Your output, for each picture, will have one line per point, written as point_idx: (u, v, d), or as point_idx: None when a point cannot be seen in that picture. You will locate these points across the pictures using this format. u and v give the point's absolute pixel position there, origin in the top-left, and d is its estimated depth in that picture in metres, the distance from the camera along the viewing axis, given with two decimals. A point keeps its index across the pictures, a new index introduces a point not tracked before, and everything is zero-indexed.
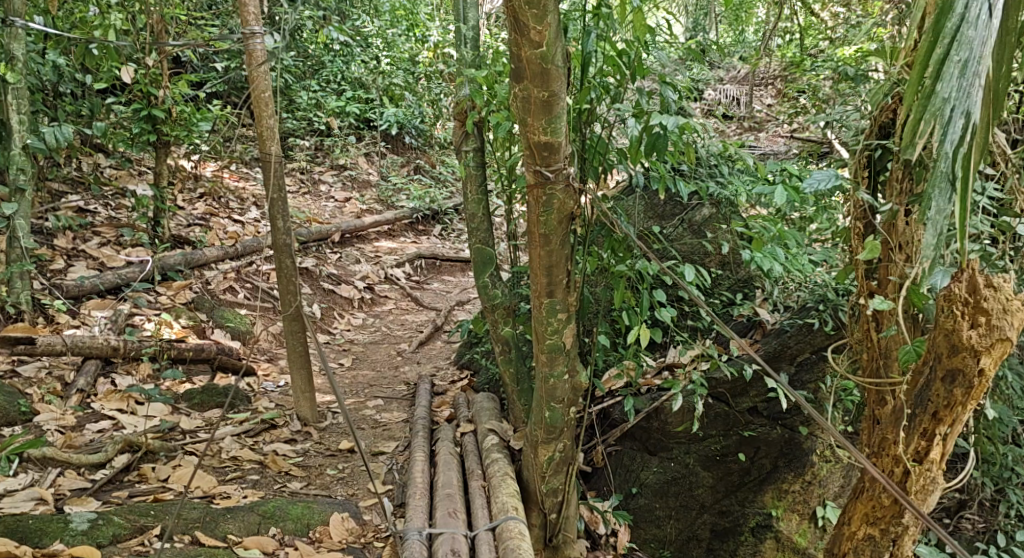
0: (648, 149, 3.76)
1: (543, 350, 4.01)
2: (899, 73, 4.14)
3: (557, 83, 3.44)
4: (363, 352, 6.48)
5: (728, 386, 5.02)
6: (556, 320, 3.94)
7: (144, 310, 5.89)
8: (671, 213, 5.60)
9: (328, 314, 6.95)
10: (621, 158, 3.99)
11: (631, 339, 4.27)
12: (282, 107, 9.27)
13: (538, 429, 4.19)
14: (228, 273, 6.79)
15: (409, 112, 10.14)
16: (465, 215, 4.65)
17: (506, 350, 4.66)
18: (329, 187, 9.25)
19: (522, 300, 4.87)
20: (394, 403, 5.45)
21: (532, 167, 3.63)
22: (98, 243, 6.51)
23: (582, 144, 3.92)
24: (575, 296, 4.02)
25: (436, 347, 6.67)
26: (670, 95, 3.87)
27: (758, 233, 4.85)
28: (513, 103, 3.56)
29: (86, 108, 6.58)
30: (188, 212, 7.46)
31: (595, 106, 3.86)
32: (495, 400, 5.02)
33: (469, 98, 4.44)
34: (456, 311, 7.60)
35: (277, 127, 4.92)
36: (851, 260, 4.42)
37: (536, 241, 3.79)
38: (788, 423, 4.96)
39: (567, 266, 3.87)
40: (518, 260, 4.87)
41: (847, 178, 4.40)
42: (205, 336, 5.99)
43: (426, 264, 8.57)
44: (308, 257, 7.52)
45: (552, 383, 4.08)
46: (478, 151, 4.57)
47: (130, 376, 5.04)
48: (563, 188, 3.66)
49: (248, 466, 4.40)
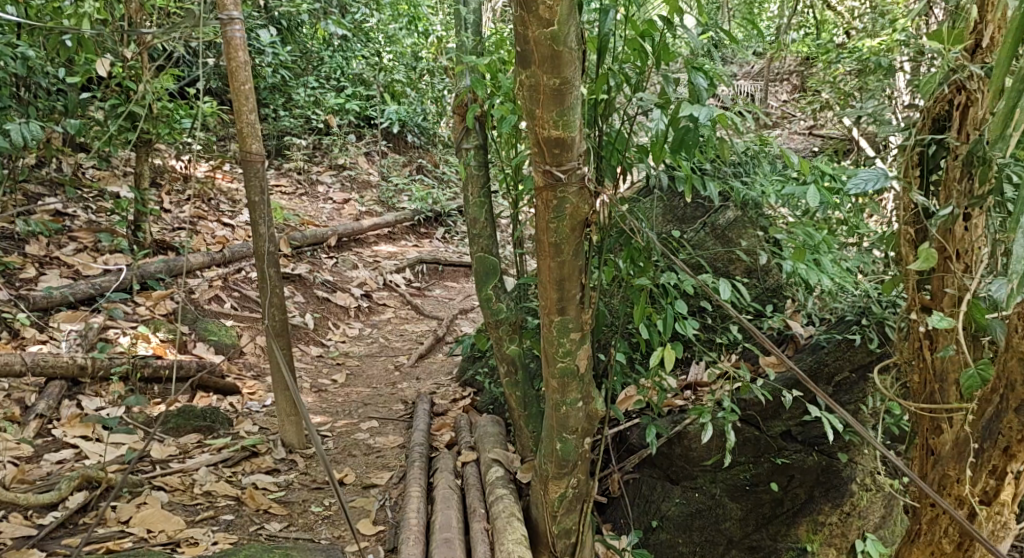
0: (678, 146, 3.24)
1: (553, 375, 3.53)
2: (957, 59, 3.66)
3: (570, 68, 2.96)
4: (358, 367, 6.01)
5: (758, 408, 4.62)
6: (569, 340, 3.45)
7: (119, 323, 5.40)
8: (692, 216, 5.13)
9: (323, 324, 6.49)
10: (643, 156, 3.46)
11: (652, 361, 3.79)
12: (279, 104, 8.75)
13: (548, 463, 3.71)
14: (215, 281, 6.30)
15: (411, 109, 9.70)
16: (465, 220, 4.17)
17: (512, 371, 4.17)
18: (327, 188, 8.80)
19: (529, 314, 4.39)
20: (389, 426, 4.97)
21: (541, 166, 3.16)
22: (74, 250, 6.05)
23: (598, 140, 3.42)
24: (591, 313, 3.54)
25: (437, 360, 6.19)
26: (702, 83, 3.25)
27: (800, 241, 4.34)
28: (519, 92, 3.08)
29: (62, 103, 6.12)
30: (175, 215, 7.00)
31: (613, 96, 3.38)
32: (500, 424, 4.55)
33: (470, 90, 3.98)
34: (460, 320, 7.15)
35: (259, 123, 4.44)
36: (901, 270, 3.97)
37: (545, 250, 3.31)
38: (825, 449, 4.52)
39: (581, 279, 3.39)
40: (526, 269, 4.39)
41: (896, 177, 3.91)
42: (186, 350, 5.49)
43: (428, 269, 8.12)
44: (301, 263, 7.05)
45: (564, 411, 3.60)
46: (481, 149, 4.09)
47: (99, 398, 4.57)
48: (577, 190, 3.18)
49: (222, 503, 3.95)
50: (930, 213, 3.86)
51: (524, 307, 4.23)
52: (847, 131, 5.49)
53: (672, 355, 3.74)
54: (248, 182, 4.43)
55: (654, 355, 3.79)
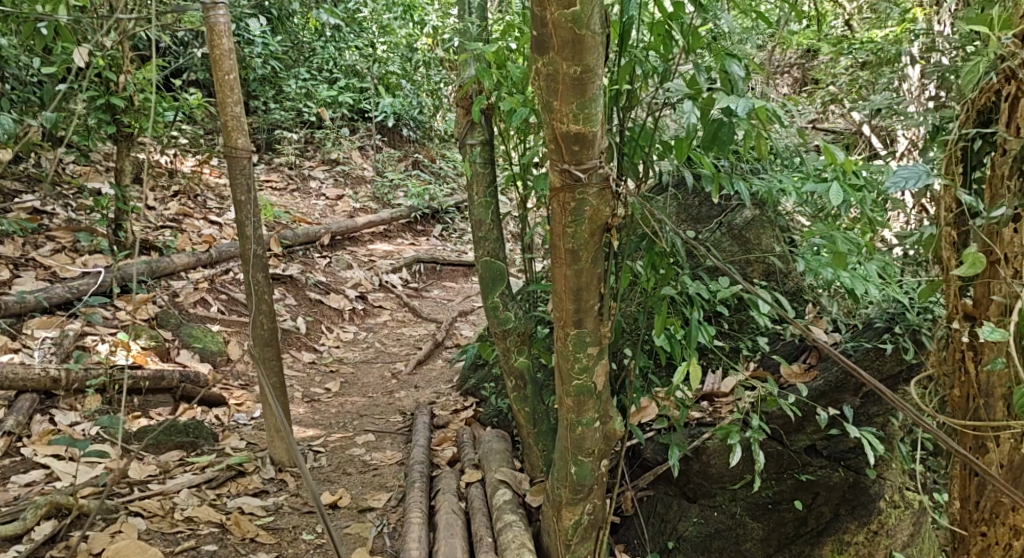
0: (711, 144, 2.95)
1: (568, 393, 3.22)
2: (1010, 46, 3.33)
3: (593, 53, 2.65)
4: (353, 374, 5.68)
5: (781, 421, 4.25)
6: (585, 355, 3.14)
7: (98, 329, 5.09)
8: (708, 216, 4.75)
9: (315, 328, 6.17)
10: (669, 151, 3.16)
11: (676, 378, 3.51)
12: (269, 97, 8.44)
13: (562, 488, 3.40)
14: (200, 284, 5.99)
15: (407, 102, 9.39)
16: (470, 222, 3.85)
17: (519, 385, 3.87)
18: (320, 183, 8.48)
19: (539, 323, 4.07)
20: (386, 440, 4.67)
21: (558, 165, 2.85)
22: (51, 250, 5.73)
23: (620, 136, 3.12)
24: (611, 325, 3.23)
25: (436, 368, 5.86)
26: (738, 71, 2.95)
27: (839, 244, 3.99)
28: (535, 82, 2.77)
29: (37, 95, 5.80)
30: (159, 212, 6.69)
31: (638, 87, 3.07)
32: (506, 439, 4.24)
33: (475, 80, 3.67)
34: (459, 323, 6.82)
35: (244, 116, 4.11)
36: (941, 275, 3.66)
37: (561, 256, 3.00)
38: (852, 464, 4.19)
39: (601, 289, 3.08)
40: (534, 274, 4.08)
41: (937, 174, 3.58)
42: (170, 358, 5.18)
43: (426, 269, 7.79)
44: (291, 263, 6.73)
45: (579, 433, 3.29)
46: (487, 144, 3.77)
47: (74, 412, 4.26)
48: (598, 192, 2.87)
49: (205, 531, 3.65)
50: (976, 214, 3.54)
51: (534, 316, 3.93)
52: (859, 125, 5.22)
53: (700, 372, 3.45)
54: (234, 178, 4.10)
55: (680, 371, 3.50)
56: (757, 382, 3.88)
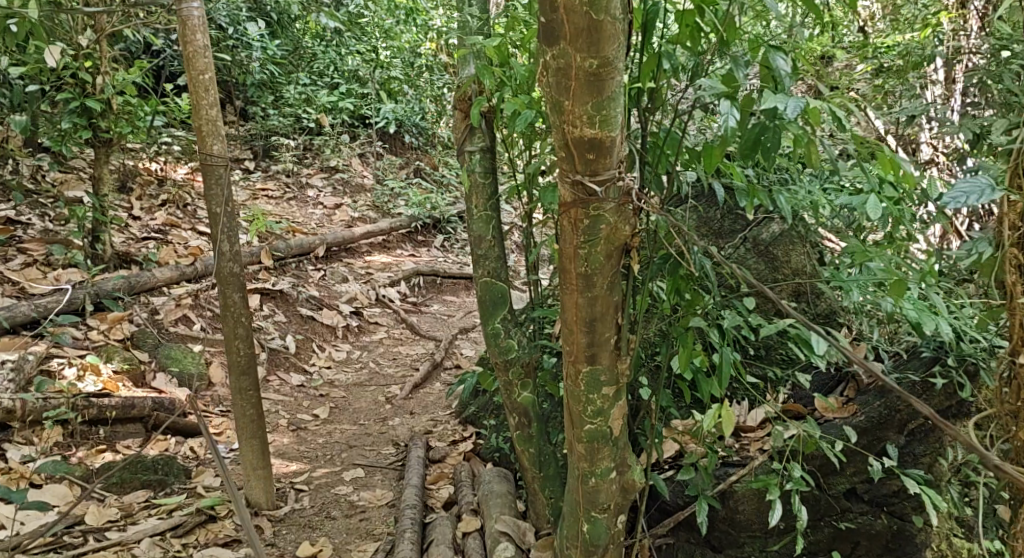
0: (752, 153, 2.49)
1: (579, 439, 2.78)
2: None
3: (614, 44, 2.24)
4: (344, 399, 5.25)
5: (817, 462, 3.79)
6: (599, 396, 2.71)
7: (66, 350, 4.69)
8: (731, 230, 4.27)
9: (305, 347, 5.75)
10: (698, 160, 2.72)
11: (706, 423, 3.02)
12: (268, 103, 8.17)
13: (572, 546, 2.98)
14: (183, 299, 5.52)
15: (409, 107, 8.96)
16: (469, 239, 3.42)
17: (522, 423, 3.44)
18: (318, 192, 7.97)
19: (546, 352, 3.64)
20: (376, 477, 4.26)
21: (569, 176, 2.43)
22: (21, 264, 5.34)
23: (642, 142, 2.68)
24: (630, 361, 2.79)
25: (434, 392, 5.42)
26: (783, 65, 2.44)
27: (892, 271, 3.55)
28: (542, 79, 2.36)
29: (8, 97, 5.41)
30: (144, 223, 6.28)
31: (664, 85, 2.63)
32: (508, 480, 3.84)
33: (476, 80, 3.26)
34: (460, 341, 6.38)
35: (221, 120, 3.69)
36: (1005, 303, 3.22)
37: (572, 281, 2.58)
38: (895, 510, 3.74)
39: (617, 319, 2.65)
40: (539, 297, 3.64)
41: (1000, 186, 3.12)
42: (145, 383, 4.77)
43: (426, 282, 7.37)
44: (283, 277, 6.31)
45: (592, 485, 2.85)
46: (488, 152, 3.35)
47: (30, 447, 3.96)
48: (615, 208, 2.45)
49: None
50: None
51: (539, 344, 3.50)
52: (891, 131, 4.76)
53: (734, 418, 2.96)
54: (208, 189, 3.67)
55: (710, 415, 3.02)
56: (794, 422, 3.41)
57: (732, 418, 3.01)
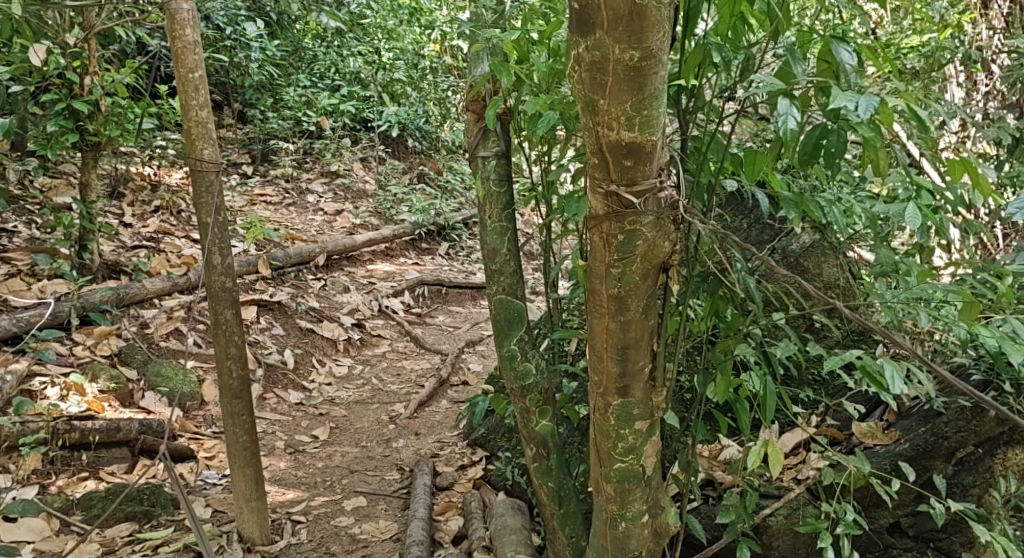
0: (813, 158, 2.27)
1: (608, 478, 2.50)
2: None
3: (658, 34, 2.01)
4: (345, 419, 4.95)
5: (856, 494, 3.49)
6: (632, 432, 2.42)
7: (50, 368, 4.40)
8: (760, 240, 3.98)
9: (305, 362, 5.46)
10: (743, 167, 2.45)
11: (751, 462, 2.77)
12: (267, 105, 7.88)
13: None
14: (175, 311, 5.23)
15: (412, 110, 8.65)
16: (482, 253, 3.13)
17: (540, 454, 3.15)
18: (318, 198, 7.65)
19: (565, 376, 3.35)
20: (379, 506, 3.97)
21: (603, 187, 2.18)
22: (4, 274, 5.04)
23: (682, 148, 2.42)
24: (666, 392, 2.50)
25: (440, 411, 5.13)
26: (848, 58, 2.19)
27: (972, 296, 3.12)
28: (574, 78, 2.14)
29: None
30: (136, 230, 5.99)
31: (706, 85, 2.38)
32: (521, 515, 3.61)
33: (491, 78, 2.97)
34: (467, 356, 6.07)
35: (212, 122, 3.39)
36: None
37: (602, 303, 2.31)
38: (942, 547, 3.43)
39: (653, 346, 2.38)
40: (557, 316, 3.35)
41: None
42: (133, 402, 4.48)
43: (430, 292, 7.06)
44: (281, 287, 6.02)
45: (621, 529, 2.57)
46: (503, 158, 3.06)
47: (7, 475, 3.67)
48: (654, 222, 2.20)
49: None
50: None
51: (559, 369, 3.22)
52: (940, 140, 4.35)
53: (781, 458, 2.71)
54: (198, 196, 3.38)
55: (755, 453, 2.76)
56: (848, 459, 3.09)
57: (778, 457, 2.75)
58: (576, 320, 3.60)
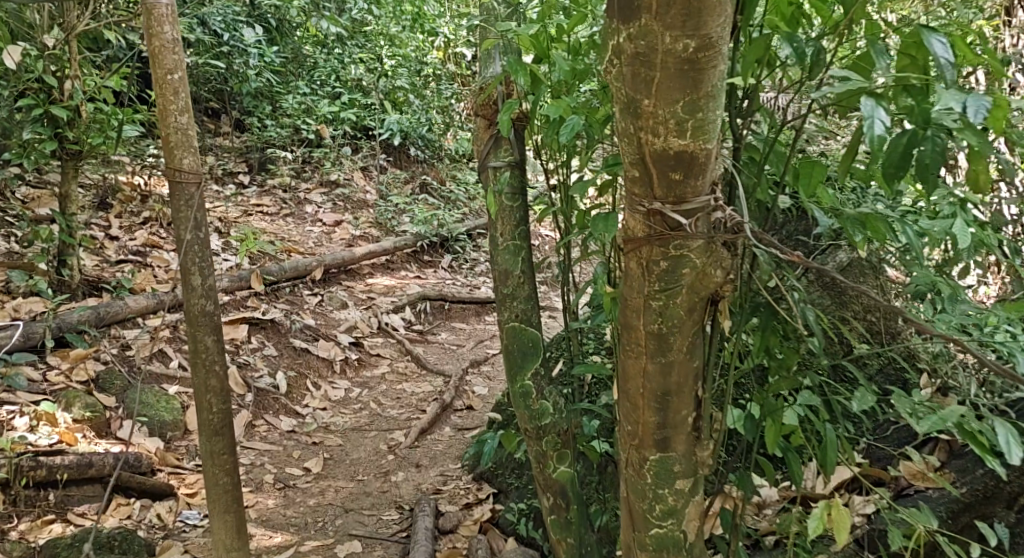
0: (901, 169, 1.96)
1: (643, 546, 2.19)
2: None
3: (717, 20, 1.78)
4: (340, 448, 4.59)
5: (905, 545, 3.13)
6: (671, 491, 2.12)
7: (20, 396, 4.05)
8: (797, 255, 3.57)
9: (298, 386, 5.09)
10: (803, 179, 2.16)
11: (811, 524, 2.40)
12: (264, 113, 7.55)
13: None
14: (160, 331, 4.87)
15: (415, 119, 8.24)
16: (494, 276, 2.78)
17: (558, 505, 2.82)
18: (316, 208, 7.27)
19: (585, 414, 2.98)
20: (376, 552, 3.61)
21: (648, 205, 1.93)
22: None
23: (734, 161, 2.12)
24: (709, 444, 2.19)
25: (442, 439, 4.76)
26: (941, 50, 1.89)
27: None
28: (613, 77, 1.90)
29: None
30: (122, 244, 5.63)
31: (763, 85, 2.08)
32: None
33: (505, 79, 2.62)
34: (472, 378, 5.68)
35: (193, 127, 3.02)
36: None
37: (640, 342, 2.03)
38: None
39: (697, 390, 2.09)
40: (575, 345, 2.99)
41: None
42: (109, 432, 4.13)
43: (433, 307, 6.67)
44: (275, 304, 5.67)
45: None
46: (518, 168, 2.71)
47: None
48: (704, 244, 1.94)
49: None
50: None
51: (578, 406, 2.86)
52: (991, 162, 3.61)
53: (847, 519, 2.37)
54: (177, 209, 2.99)
55: (817, 515, 2.40)
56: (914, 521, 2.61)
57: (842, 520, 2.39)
58: (595, 348, 3.24)
